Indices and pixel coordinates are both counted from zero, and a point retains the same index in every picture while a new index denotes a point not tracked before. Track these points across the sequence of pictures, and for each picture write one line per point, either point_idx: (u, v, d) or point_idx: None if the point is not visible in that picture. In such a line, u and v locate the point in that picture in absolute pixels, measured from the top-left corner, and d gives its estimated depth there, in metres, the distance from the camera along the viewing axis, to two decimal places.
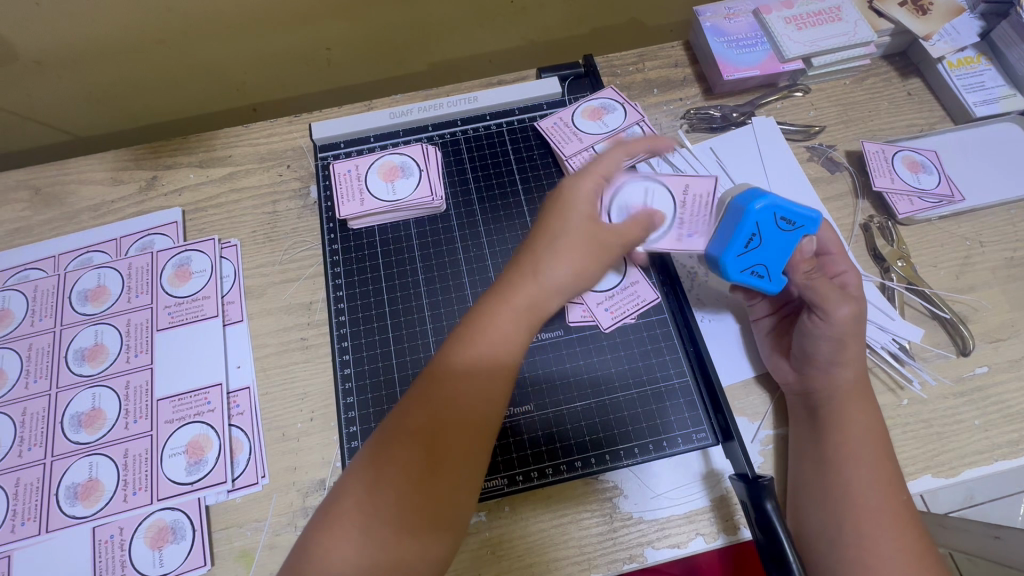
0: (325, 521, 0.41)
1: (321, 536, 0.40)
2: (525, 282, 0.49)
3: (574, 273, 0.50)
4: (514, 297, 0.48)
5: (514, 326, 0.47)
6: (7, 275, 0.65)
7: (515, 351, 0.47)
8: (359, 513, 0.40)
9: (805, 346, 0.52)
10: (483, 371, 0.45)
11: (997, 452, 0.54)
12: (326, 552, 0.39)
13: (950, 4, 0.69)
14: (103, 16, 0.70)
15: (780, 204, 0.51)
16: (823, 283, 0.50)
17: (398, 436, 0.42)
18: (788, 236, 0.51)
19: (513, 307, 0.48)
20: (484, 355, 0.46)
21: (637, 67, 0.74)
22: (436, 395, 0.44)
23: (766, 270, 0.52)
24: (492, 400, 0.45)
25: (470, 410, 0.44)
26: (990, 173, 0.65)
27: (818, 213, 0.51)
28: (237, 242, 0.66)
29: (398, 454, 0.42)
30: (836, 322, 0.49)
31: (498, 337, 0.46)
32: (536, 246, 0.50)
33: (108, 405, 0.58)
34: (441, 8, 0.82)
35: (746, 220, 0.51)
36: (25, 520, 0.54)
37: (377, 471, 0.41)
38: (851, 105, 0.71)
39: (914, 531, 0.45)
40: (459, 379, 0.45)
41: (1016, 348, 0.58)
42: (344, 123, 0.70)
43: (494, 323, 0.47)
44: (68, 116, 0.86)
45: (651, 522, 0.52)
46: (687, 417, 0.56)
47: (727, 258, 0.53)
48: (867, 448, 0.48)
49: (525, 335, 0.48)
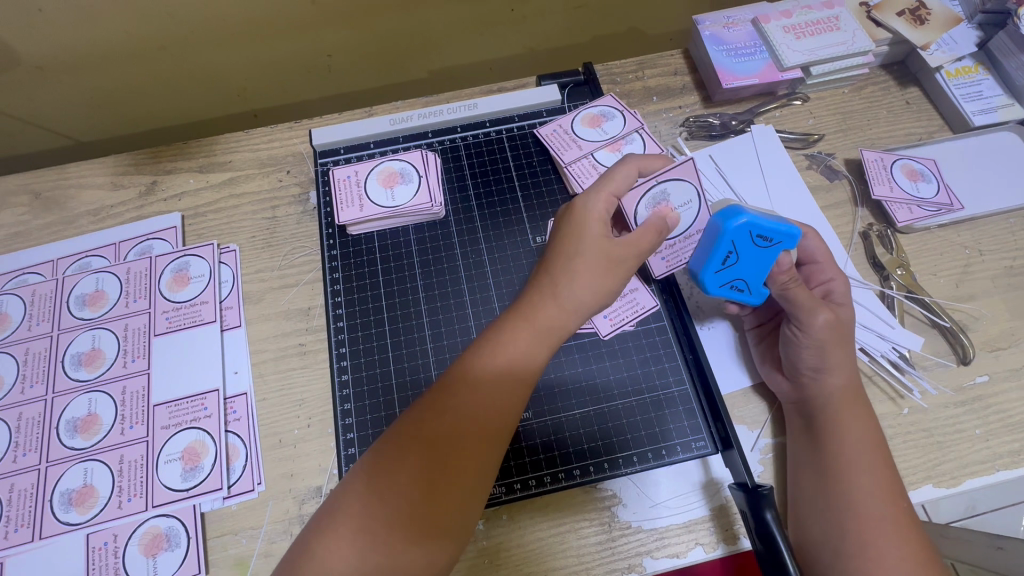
0: (325, 524, 0.40)
1: (319, 542, 0.39)
2: (546, 300, 0.48)
3: (592, 295, 0.48)
4: (533, 318, 0.47)
5: (534, 346, 0.47)
6: (5, 279, 0.65)
7: (531, 373, 0.47)
8: (362, 522, 0.39)
9: (789, 355, 0.52)
10: (499, 389, 0.45)
11: (998, 461, 0.54)
12: (323, 556, 0.39)
13: (948, 14, 0.69)
14: (106, 22, 0.71)
15: (755, 222, 0.50)
16: (802, 293, 0.50)
17: (411, 448, 0.42)
18: (765, 252, 0.51)
19: (535, 325, 0.47)
20: (500, 371, 0.45)
21: (636, 75, 0.74)
22: (451, 409, 0.43)
23: (746, 285, 0.53)
24: (506, 423, 0.44)
25: (485, 431, 0.43)
26: (989, 182, 0.65)
27: (796, 228, 0.50)
28: (236, 247, 0.66)
29: (409, 464, 0.41)
30: (815, 331, 0.50)
31: (514, 356, 0.46)
32: (556, 259, 0.50)
33: (104, 410, 0.58)
34: (442, 15, 0.82)
35: (722, 240, 0.51)
36: (19, 527, 0.53)
37: (384, 479, 0.41)
38: (850, 114, 0.71)
39: (915, 542, 0.45)
40: (474, 396, 0.44)
41: (1016, 358, 0.58)
42: (344, 130, 0.70)
43: (513, 343, 0.46)
44: (69, 121, 0.86)
45: (651, 532, 0.52)
46: (687, 425, 0.56)
47: (707, 276, 0.53)
48: (865, 456, 0.48)
49: (543, 356, 0.47)
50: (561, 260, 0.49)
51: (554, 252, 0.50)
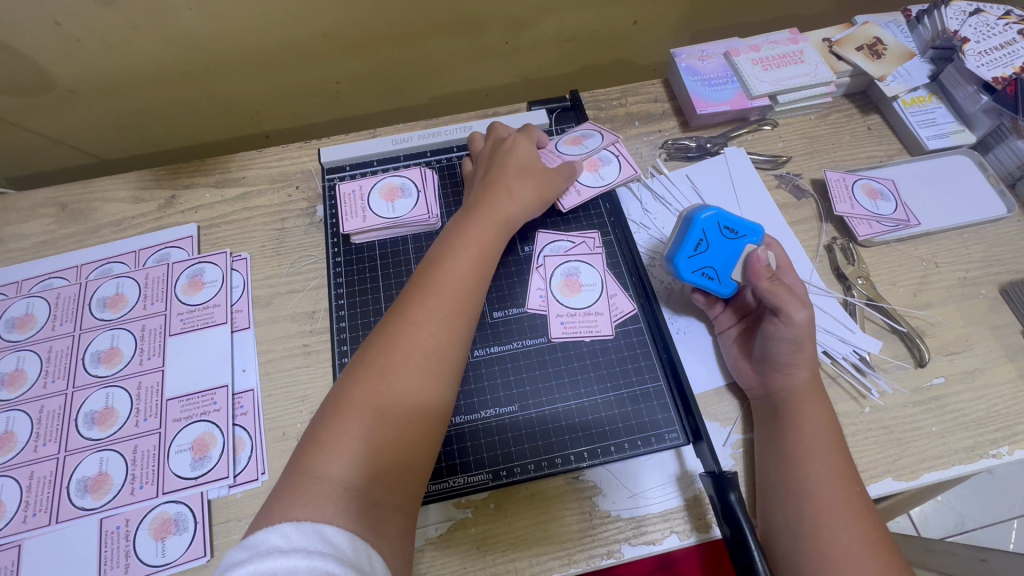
0: (327, 423, 0.45)
1: (336, 420, 0.45)
2: (495, 207, 0.62)
3: (528, 203, 0.64)
4: (486, 223, 0.60)
5: (485, 256, 0.58)
6: (32, 283, 0.70)
7: (489, 261, 0.59)
8: (373, 397, 0.47)
9: (767, 348, 0.55)
10: (458, 295, 0.54)
11: (954, 457, 0.58)
12: (343, 428, 0.45)
13: (902, 49, 0.76)
14: (136, 50, 0.78)
15: (722, 214, 0.59)
16: (783, 288, 0.54)
17: (401, 329, 0.50)
18: (733, 243, 0.59)
19: (481, 228, 0.60)
20: (457, 276, 0.55)
21: (620, 102, 0.81)
22: (431, 295, 0.53)
23: (716, 273, 0.59)
24: (474, 302, 0.55)
25: (458, 307, 0.53)
26: (943, 199, 0.71)
27: (759, 226, 0.59)
28: (247, 256, 0.71)
29: (399, 350, 0.49)
30: (797, 325, 0.53)
31: (478, 250, 0.58)
32: (494, 184, 0.64)
33: (120, 404, 0.62)
34: (443, 48, 0.89)
35: (694, 229, 0.59)
36: (37, 511, 0.57)
37: (382, 360, 0.49)
38: (816, 138, 0.77)
39: (869, 524, 0.48)
40: (449, 283, 0.54)
41: (970, 361, 0.62)
42: (350, 148, 0.76)
43: (474, 240, 0.58)
44: (93, 140, 0.92)
45: (629, 520, 0.56)
46: (661, 418, 0.60)
47: (680, 260, 0.59)
48: (823, 445, 0.52)
49: (489, 266, 0.58)
50: (501, 183, 0.64)
51: (492, 176, 0.65)
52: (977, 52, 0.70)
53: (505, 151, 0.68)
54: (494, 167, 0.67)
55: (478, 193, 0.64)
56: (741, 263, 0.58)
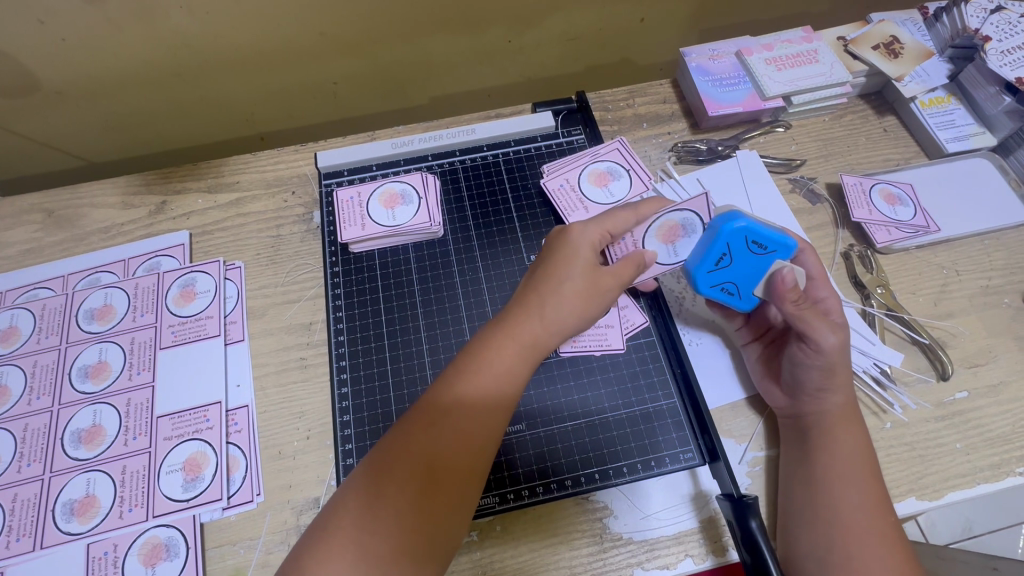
0: (309, 556, 0.41)
1: (319, 550, 0.41)
2: (532, 319, 0.52)
3: (575, 315, 0.53)
4: (520, 333, 0.51)
5: (510, 382, 0.49)
6: (16, 294, 0.67)
7: (518, 380, 0.50)
8: (357, 532, 0.42)
9: (795, 373, 0.53)
10: (471, 436, 0.46)
11: (979, 475, 0.55)
12: (322, 563, 0.41)
13: (920, 48, 0.74)
14: (127, 51, 0.75)
15: (752, 227, 0.53)
16: (812, 313, 0.51)
17: (405, 461, 0.44)
18: (759, 258, 0.54)
19: (513, 348, 0.50)
20: (473, 406, 0.47)
21: (627, 102, 0.78)
22: (444, 419, 0.46)
23: (736, 288, 0.56)
24: (494, 438, 0.48)
25: (468, 439, 0.46)
26: (963, 205, 0.68)
27: (792, 239, 0.53)
28: (241, 264, 0.68)
29: (394, 480, 0.44)
30: (826, 351, 0.51)
31: (502, 370, 0.49)
32: (537, 287, 0.53)
33: (108, 421, 0.59)
34: (445, 47, 0.86)
35: (718, 241, 0.54)
36: (20, 536, 0.54)
37: (376, 491, 0.43)
38: (831, 140, 0.74)
39: (896, 553, 0.46)
40: (464, 410, 0.47)
41: (994, 374, 0.60)
42: (348, 152, 0.73)
43: (499, 353, 0.50)
44: (83, 143, 0.89)
45: (641, 543, 0.53)
46: (675, 437, 0.57)
47: (699, 275, 0.56)
48: (849, 469, 0.49)
49: (514, 396, 0.49)
50: (546, 282, 0.53)
51: (541, 273, 0.55)
52: (1000, 51, 0.67)
53: (561, 240, 0.56)
54: (545, 259, 0.56)
55: (524, 288, 0.55)
56: (766, 279, 0.55)
